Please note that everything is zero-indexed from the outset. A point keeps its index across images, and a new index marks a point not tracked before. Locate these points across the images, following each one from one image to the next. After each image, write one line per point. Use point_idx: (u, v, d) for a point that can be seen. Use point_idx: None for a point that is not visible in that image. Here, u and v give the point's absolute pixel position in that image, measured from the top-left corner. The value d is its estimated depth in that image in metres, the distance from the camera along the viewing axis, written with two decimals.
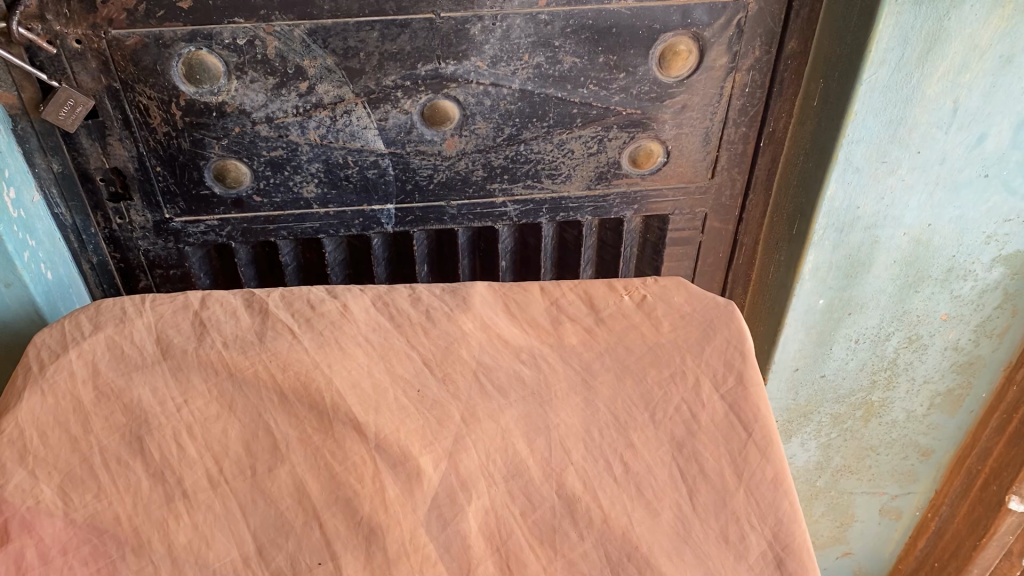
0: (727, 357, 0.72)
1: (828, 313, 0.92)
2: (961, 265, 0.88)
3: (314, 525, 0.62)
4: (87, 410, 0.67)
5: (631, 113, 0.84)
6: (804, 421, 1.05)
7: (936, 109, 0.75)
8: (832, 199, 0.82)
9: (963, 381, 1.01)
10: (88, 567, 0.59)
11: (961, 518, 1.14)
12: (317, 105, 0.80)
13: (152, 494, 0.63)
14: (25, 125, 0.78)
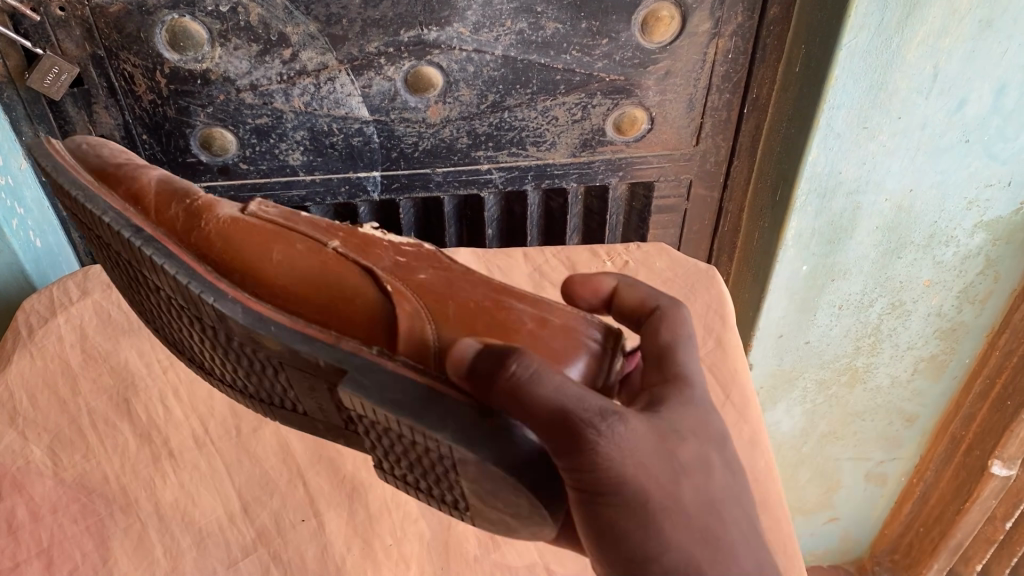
0: (706, 321, 0.81)
1: (812, 279, 0.92)
2: (943, 231, 0.87)
3: (298, 482, 0.67)
4: (75, 372, 0.71)
5: (614, 79, 0.85)
6: (788, 386, 1.06)
7: (916, 74, 0.75)
8: (813, 164, 0.82)
9: (946, 347, 1.01)
10: (78, 524, 0.62)
11: (945, 483, 1.16)
12: (301, 72, 0.80)
13: (140, 454, 0.67)
14: (11, 93, 0.79)
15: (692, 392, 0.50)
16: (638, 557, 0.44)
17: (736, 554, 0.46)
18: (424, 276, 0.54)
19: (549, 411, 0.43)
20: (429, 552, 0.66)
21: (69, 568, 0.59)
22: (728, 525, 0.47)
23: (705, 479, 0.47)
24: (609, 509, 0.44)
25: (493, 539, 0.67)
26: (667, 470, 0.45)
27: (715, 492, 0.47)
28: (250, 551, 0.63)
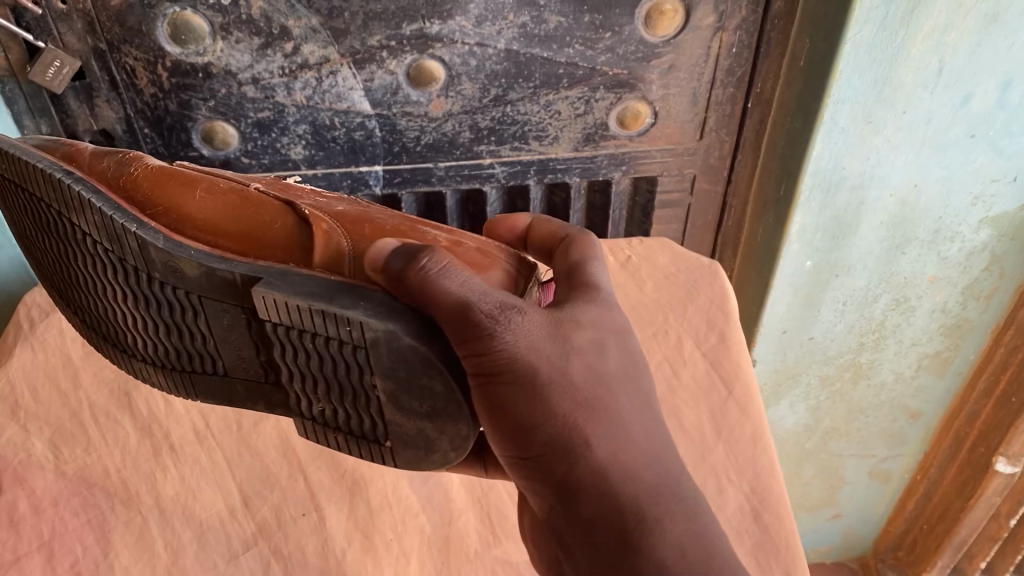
0: (710, 316, 0.81)
1: (815, 275, 0.92)
2: (948, 226, 0.86)
3: (299, 477, 0.67)
4: (77, 366, 0.71)
5: (617, 73, 0.84)
6: (791, 382, 1.05)
7: (921, 68, 0.74)
8: (817, 159, 0.82)
9: (951, 343, 1.00)
10: (79, 518, 0.61)
11: (949, 481, 1.15)
12: (303, 65, 0.80)
13: (140, 447, 0.67)
14: (13, 86, 0.79)
15: (595, 290, 0.56)
16: (526, 424, 0.50)
17: (619, 424, 0.51)
18: (343, 206, 0.60)
19: (449, 300, 0.49)
20: (429, 547, 0.66)
21: (70, 562, 0.59)
22: (619, 402, 0.51)
23: (600, 361, 0.52)
24: (502, 386, 0.50)
25: (494, 534, 0.67)
26: (557, 348, 0.50)
27: (609, 371, 0.52)
28: (250, 545, 0.62)
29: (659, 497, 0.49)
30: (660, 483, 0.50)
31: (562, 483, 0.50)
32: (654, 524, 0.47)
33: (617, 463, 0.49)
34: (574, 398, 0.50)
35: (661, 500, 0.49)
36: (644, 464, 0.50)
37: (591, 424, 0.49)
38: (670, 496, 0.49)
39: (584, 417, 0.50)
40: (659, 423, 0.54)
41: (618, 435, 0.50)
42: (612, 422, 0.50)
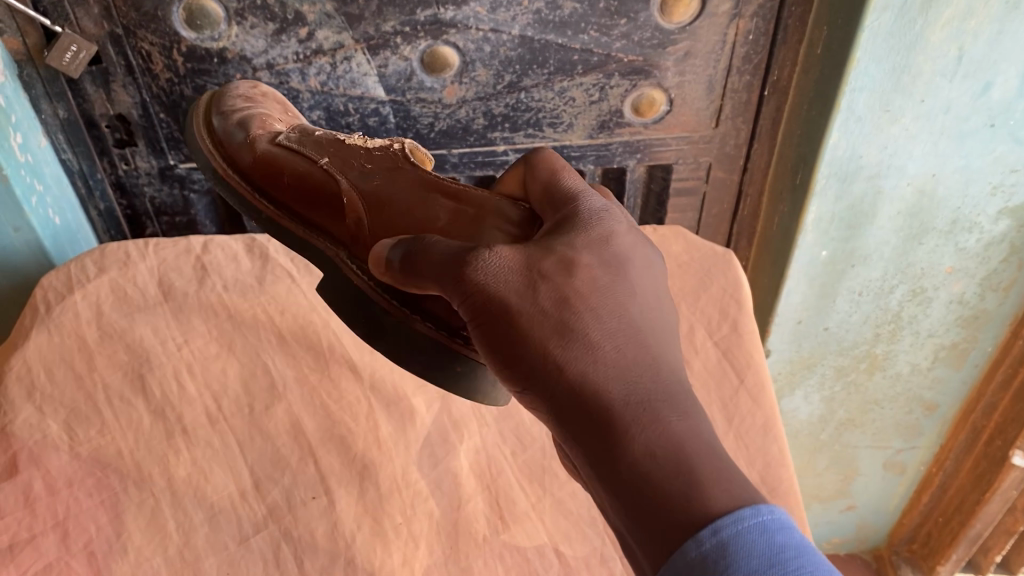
0: (722, 305, 0.81)
1: (831, 264, 0.91)
2: (966, 217, 0.85)
3: (309, 460, 0.68)
4: (91, 349, 0.71)
5: (632, 60, 0.84)
6: (806, 372, 1.05)
7: (939, 57, 0.73)
8: (834, 148, 0.81)
9: (968, 335, 0.98)
10: (93, 498, 0.63)
11: (965, 473, 1.14)
12: (317, 51, 0.80)
13: (154, 430, 0.67)
14: (30, 70, 0.79)
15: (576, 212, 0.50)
16: (512, 362, 0.44)
17: (596, 338, 0.43)
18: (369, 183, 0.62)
19: (431, 265, 0.49)
20: (438, 531, 0.66)
21: (84, 542, 0.60)
22: (596, 312, 0.43)
23: (573, 278, 0.44)
24: (487, 326, 0.45)
25: (502, 520, 0.68)
26: (521, 270, 0.45)
27: (584, 288, 0.44)
28: (261, 527, 0.63)
29: (639, 401, 0.40)
30: (645, 384, 0.41)
31: (551, 418, 0.43)
32: (627, 432, 0.39)
33: (590, 380, 0.41)
34: (548, 325, 0.43)
35: (639, 407, 0.40)
36: (623, 369, 0.42)
37: (562, 346, 0.42)
38: (657, 396, 0.41)
39: (555, 341, 0.43)
40: (658, 331, 0.45)
41: (593, 350, 0.42)
42: (586, 339, 0.42)
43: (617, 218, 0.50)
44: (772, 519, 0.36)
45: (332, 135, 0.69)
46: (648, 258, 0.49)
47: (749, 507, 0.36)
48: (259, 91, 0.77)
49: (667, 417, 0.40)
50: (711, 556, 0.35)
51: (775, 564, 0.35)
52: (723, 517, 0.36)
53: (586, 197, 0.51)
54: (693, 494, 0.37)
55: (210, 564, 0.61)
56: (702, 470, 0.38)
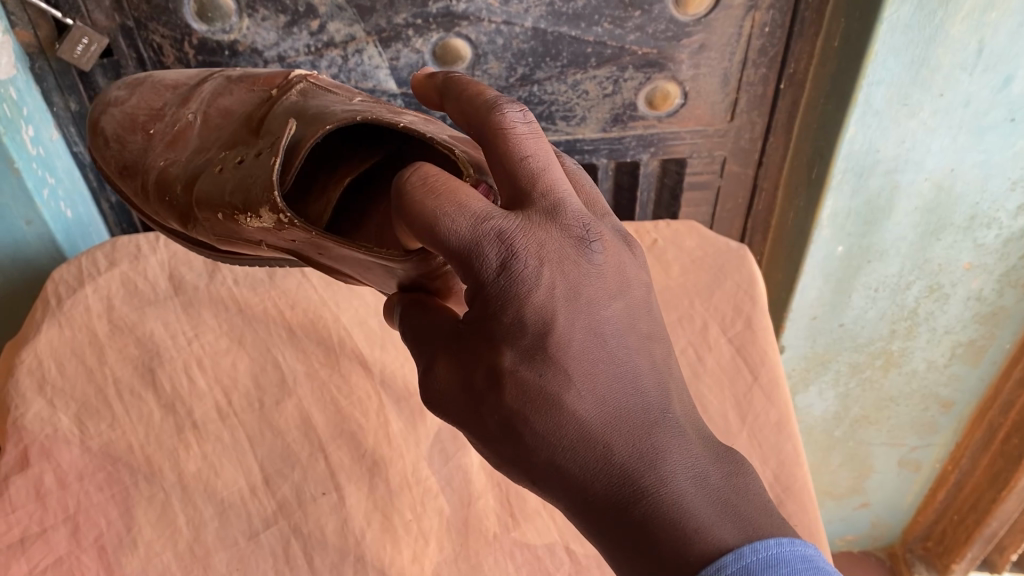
0: (736, 301, 0.80)
1: (847, 260, 0.90)
2: (985, 212, 0.84)
3: (320, 456, 0.68)
4: (102, 343, 0.71)
5: (647, 53, 0.83)
6: (821, 369, 1.04)
7: (959, 50, 0.72)
8: (851, 142, 0.80)
9: (986, 332, 0.97)
10: (103, 492, 0.63)
11: (982, 471, 1.13)
12: (328, 44, 0.80)
13: (164, 424, 0.67)
14: (42, 63, 0.78)
15: (478, 281, 0.41)
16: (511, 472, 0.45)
17: (547, 455, 0.41)
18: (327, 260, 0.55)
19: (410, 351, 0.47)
20: (448, 528, 0.66)
21: (94, 536, 0.61)
22: (533, 423, 0.41)
23: (509, 386, 0.41)
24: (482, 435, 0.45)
25: (513, 517, 0.67)
26: (471, 376, 0.43)
27: (518, 397, 0.41)
28: (270, 523, 0.64)
29: (602, 509, 0.40)
30: (600, 490, 0.40)
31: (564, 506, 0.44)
32: (605, 543, 0.40)
33: (561, 498, 0.42)
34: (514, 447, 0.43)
35: (602, 520, 0.40)
36: (577, 483, 0.41)
37: (528, 468, 0.42)
38: (611, 497, 0.40)
39: (524, 462, 0.42)
40: (597, 403, 0.41)
41: (547, 471, 0.41)
42: (540, 456, 0.41)
43: (524, 257, 0.41)
44: (756, 558, 0.37)
45: (228, 213, 0.60)
46: (575, 281, 0.42)
47: (730, 552, 0.37)
48: (116, 142, 0.70)
49: (627, 516, 0.39)
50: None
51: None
52: (704, 571, 0.36)
53: (479, 251, 0.41)
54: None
55: (219, 560, 0.61)
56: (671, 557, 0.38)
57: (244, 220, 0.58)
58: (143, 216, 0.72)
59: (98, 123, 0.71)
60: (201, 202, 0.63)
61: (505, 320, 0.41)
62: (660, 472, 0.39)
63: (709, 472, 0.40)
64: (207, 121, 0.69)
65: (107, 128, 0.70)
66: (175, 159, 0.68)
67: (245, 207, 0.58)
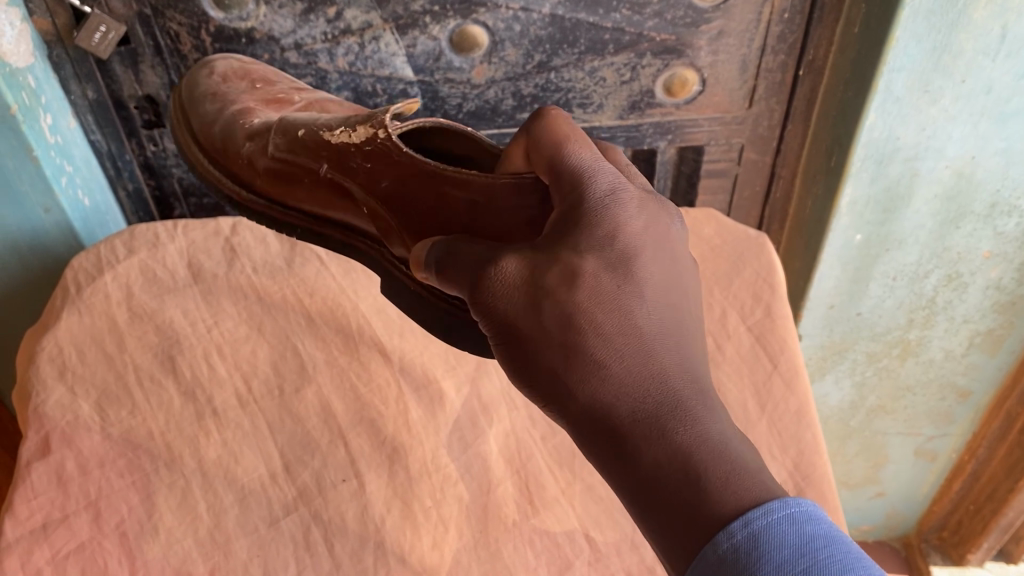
0: (755, 289, 0.80)
1: (865, 249, 0.90)
2: (1006, 200, 0.83)
3: (339, 443, 0.68)
4: (122, 331, 0.71)
5: (665, 39, 0.83)
6: (837, 358, 1.03)
7: (982, 35, 0.71)
8: (870, 130, 0.79)
9: (1004, 322, 0.96)
10: (125, 478, 0.63)
11: (999, 460, 1.12)
12: (345, 31, 0.79)
13: (184, 411, 0.67)
14: (59, 51, 0.78)
15: (581, 201, 0.48)
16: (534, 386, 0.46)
17: (598, 360, 0.43)
18: (382, 185, 0.61)
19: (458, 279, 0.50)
20: (468, 515, 0.66)
21: (116, 522, 0.61)
22: (598, 324, 0.44)
23: (577, 287, 0.45)
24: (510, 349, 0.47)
25: (532, 504, 0.67)
26: (530, 284, 0.46)
27: (586, 297, 0.44)
28: (291, 510, 0.64)
29: (644, 421, 0.41)
30: (647, 403, 0.41)
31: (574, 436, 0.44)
32: (634, 458, 0.40)
33: (597, 408, 0.42)
34: (556, 349, 0.44)
35: (643, 426, 0.41)
36: (624, 392, 0.42)
37: (568, 371, 0.44)
38: (659, 413, 0.41)
39: (566, 365, 0.44)
40: (663, 331, 0.45)
41: (592, 372, 0.43)
42: (591, 359, 0.43)
43: (627, 201, 0.48)
44: (801, 511, 0.37)
45: (314, 130, 0.65)
46: (659, 235, 0.48)
47: (775, 500, 0.37)
48: (220, 77, 0.75)
49: (672, 434, 0.40)
50: (744, 546, 0.35)
51: (806, 555, 0.35)
52: (752, 510, 0.36)
53: (592, 180, 0.49)
54: (708, 516, 0.37)
55: (241, 546, 0.61)
56: (710, 486, 0.38)
57: (332, 133, 0.63)
58: (195, 141, 0.74)
59: (211, 61, 0.77)
60: (281, 126, 0.68)
61: (596, 234, 0.46)
62: (707, 407, 0.42)
63: (740, 435, 0.42)
64: (308, 107, 0.75)
65: (218, 66, 0.76)
66: (264, 111, 0.73)
67: (336, 125, 0.64)
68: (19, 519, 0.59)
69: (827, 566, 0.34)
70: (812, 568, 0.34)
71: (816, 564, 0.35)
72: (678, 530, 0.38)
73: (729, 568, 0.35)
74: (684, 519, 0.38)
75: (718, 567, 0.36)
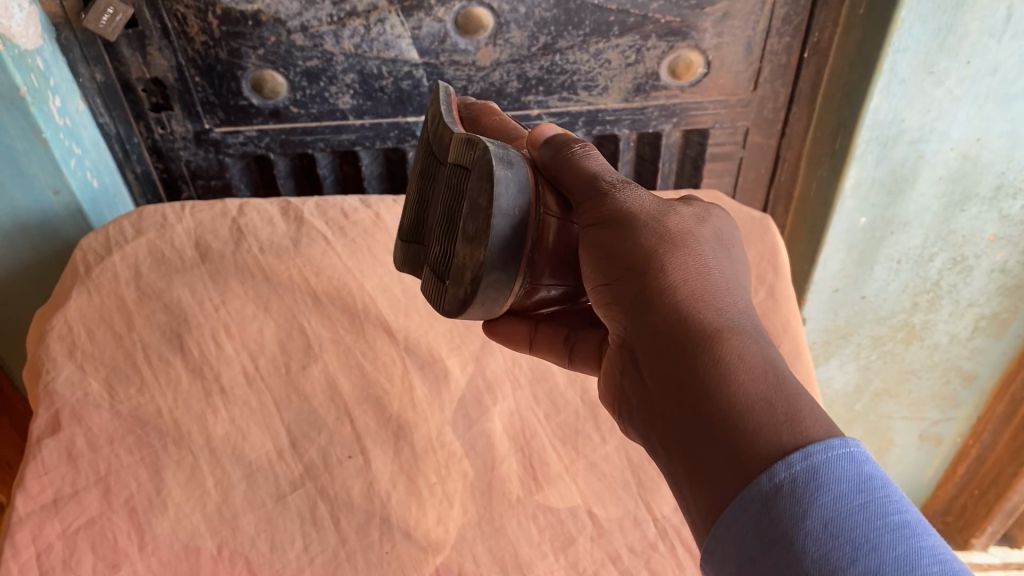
0: (759, 270, 0.81)
1: (870, 232, 0.90)
2: (1011, 182, 0.83)
3: (346, 420, 0.68)
4: (130, 310, 0.72)
5: (669, 21, 0.83)
6: (842, 342, 1.03)
7: (987, 16, 0.72)
8: (875, 111, 0.79)
9: (1010, 305, 0.96)
10: (133, 455, 0.64)
11: (1004, 445, 1.13)
12: (351, 13, 0.80)
13: (192, 389, 0.68)
14: (68, 34, 0.79)
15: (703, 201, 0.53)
16: (615, 257, 0.46)
17: (703, 267, 0.45)
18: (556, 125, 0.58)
19: (578, 173, 0.51)
20: (473, 491, 0.67)
21: (125, 497, 0.62)
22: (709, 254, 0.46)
23: (697, 227, 0.48)
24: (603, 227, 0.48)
25: (536, 481, 0.68)
26: (653, 203, 0.48)
27: (701, 234, 0.47)
28: (298, 485, 0.64)
29: (739, 322, 0.42)
30: (743, 317, 0.43)
31: (634, 312, 0.44)
32: (719, 335, 0.40)
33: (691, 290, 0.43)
34: (662, 239, 0.45)
35: (740, 325, 0.41)
36: (721, 294, 0.43)
37: (671, 257, 0.45)
38: (753, 328, 0.42)
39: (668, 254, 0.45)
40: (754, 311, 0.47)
41: (698, 269, 0.44)
42: (695, 261, 0.45)
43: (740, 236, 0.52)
44: (861, 451, 0.35)
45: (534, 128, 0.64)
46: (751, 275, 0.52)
47: (837, 437, 0.35)
48: None
49: (769, 348, 0.40)
50: (802, 478, 0.34)
51: (863, 490, 0.33)
52: (814, 443, 0.34)
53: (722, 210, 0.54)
54: (788, 414, 0.36)
55: (248, 521, 0.62)
56: (794, 393, 0.37)
57: None
58: None
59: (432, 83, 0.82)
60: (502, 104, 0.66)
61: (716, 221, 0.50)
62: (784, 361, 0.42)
63: None
64: None
65: None
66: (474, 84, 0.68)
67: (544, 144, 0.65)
68: (31, 495, 0.60)
69: (884, 509, 0.33)
70: (869, 503, 0.33)
71: (873, 500, 0.33)
72: (747, 410, 0.37)
73: (784, 496, 0.33)
74: (759, 401, 0.37)
75: (771, 498, 0.34)
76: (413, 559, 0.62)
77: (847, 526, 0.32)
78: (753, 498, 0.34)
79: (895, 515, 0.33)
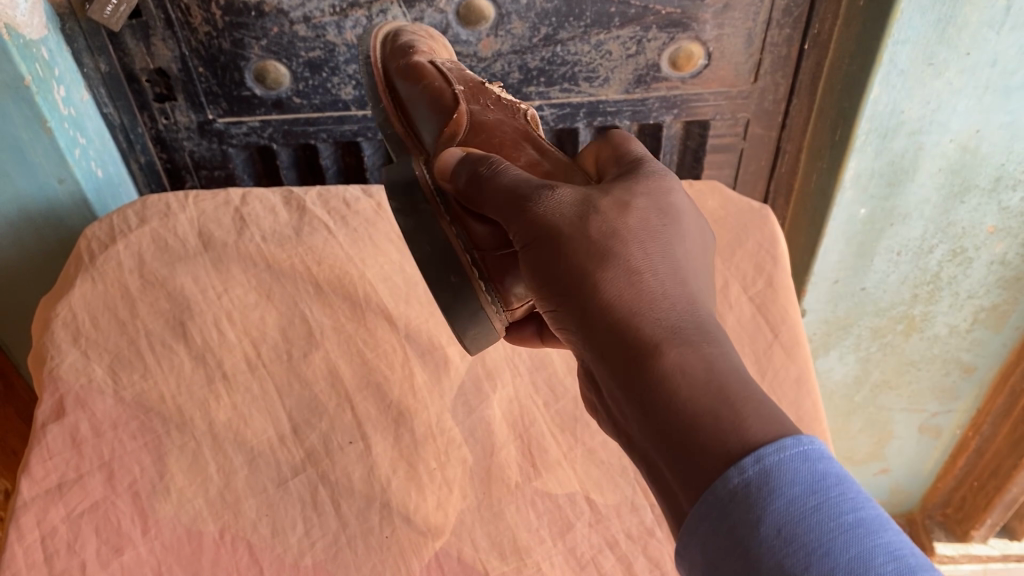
0: (758, 260, 0.81)
1: (869, 224, 0.90)
2: (1011, 174, 0.84)
3: (346, 406, 0.69)
4: (134, 297, 0.73)
5: (670, 12, 0.83)
6: (842, 333, 1.04)
7: (988, 8, 0.72)
8: (875, 102, 0.79)
9: (1009, 297, 0.96)
10: (137, 440, 0.65)
11: (1003, 437, 1.13)
12: (353, 4, 0.80)
13: (195, 375, 0.69)
14: (73, 24, 0.80)
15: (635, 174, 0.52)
16: (555, 277, 0.46)
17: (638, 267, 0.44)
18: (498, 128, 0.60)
19: (498, 189, 0.51)
20: (472, 477, 0.68)
21: (129, 482, 0.63)
22: (644, 244, 0.45)
23: (630, 216, 0.47)
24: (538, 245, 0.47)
25: (534, 467, 0.69)
26: (575, 204, 0.47)
27: (634, 224, 0.46)
28: (300, 470, 0.65)
29: (676, 324, 0.41)
30: (681, 315, 0.42)
31: (584, 328, 0.44)
32: (659, 348, 0.40)
33: (626, 301, 0.42)
34: (593, 249, 0.45)
35: (678, 329, 0.41)
36: (659, 296, 0.43)
37: (604, 266, 0.44)
38: (689, 324, 0.41)
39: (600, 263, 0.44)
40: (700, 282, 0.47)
41: (632, 272, 0.44)
42: (629, 261, 0.44)
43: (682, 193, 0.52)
44: (813, 448, 0.35)
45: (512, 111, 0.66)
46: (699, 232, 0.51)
47: (789, 437, 0.35)
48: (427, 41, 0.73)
49: (705, 346, 0.40)
50: (754, 483, 0.34)
51: (817, 490, 0.34)
52: (764, 446, 0.35)
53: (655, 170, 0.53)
54: (735, 423, 0.36)
55: (250, 506, 0.63)
56: (739, 398, 0.37)
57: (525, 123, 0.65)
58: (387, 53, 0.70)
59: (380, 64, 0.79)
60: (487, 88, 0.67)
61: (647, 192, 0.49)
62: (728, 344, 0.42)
63: None
64: None
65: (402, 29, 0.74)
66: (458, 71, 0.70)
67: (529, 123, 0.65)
68: (35, 479, 0.61)
69: (838, 508, 0.34)
70: (821, 504, 0.34)
71: (827, 500, 0.34)
72: (695, 428, 0.37)
73: (739, 503, 0.34)
74: (705, 416, 0.37)
75: (727, 505, 0.34)
76: (413, 543, 0.62)
77: (800, 529, 0.33)
78: (708, 508, 0.35)
79: (848, 514, 0.34)
